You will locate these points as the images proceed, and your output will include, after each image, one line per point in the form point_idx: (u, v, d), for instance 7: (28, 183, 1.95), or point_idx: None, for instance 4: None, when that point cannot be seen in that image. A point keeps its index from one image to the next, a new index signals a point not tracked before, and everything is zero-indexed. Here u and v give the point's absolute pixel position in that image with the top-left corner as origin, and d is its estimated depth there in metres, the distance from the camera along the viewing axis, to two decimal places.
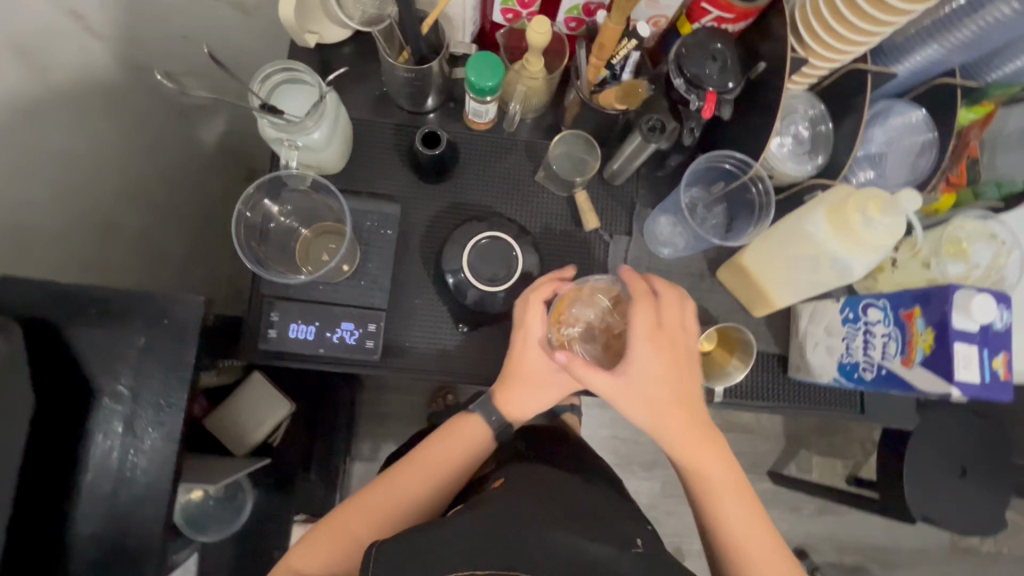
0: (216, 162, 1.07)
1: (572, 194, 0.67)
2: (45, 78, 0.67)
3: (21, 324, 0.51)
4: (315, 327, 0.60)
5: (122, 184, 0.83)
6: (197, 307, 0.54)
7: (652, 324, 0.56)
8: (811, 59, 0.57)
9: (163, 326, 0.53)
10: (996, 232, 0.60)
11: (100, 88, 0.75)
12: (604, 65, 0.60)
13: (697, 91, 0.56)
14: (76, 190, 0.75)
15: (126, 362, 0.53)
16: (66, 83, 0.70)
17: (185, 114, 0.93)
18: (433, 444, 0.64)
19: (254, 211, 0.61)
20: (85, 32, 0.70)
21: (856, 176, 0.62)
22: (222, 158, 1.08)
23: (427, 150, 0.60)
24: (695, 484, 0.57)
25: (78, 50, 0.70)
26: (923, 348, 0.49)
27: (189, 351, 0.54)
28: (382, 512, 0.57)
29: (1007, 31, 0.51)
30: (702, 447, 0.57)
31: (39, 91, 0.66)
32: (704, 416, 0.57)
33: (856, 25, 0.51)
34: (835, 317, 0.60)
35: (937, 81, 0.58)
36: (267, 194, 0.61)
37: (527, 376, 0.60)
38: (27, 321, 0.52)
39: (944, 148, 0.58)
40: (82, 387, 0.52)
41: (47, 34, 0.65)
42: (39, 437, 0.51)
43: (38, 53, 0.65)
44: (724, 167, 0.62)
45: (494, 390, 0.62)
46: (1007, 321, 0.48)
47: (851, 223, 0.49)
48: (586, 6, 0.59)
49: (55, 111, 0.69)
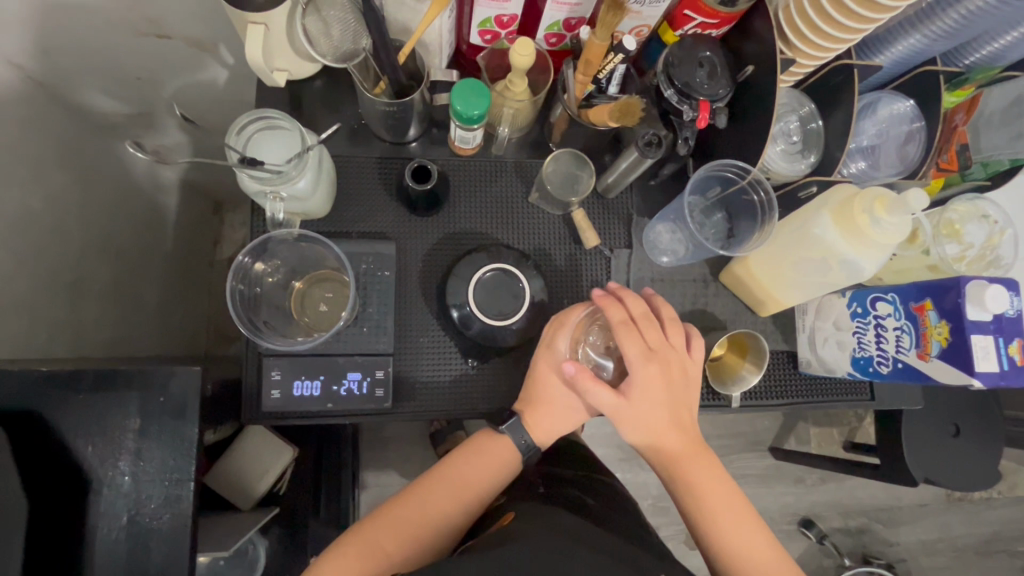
0: (183, 203, 1.02)
1: (568, 212, 0.65)
2: None
3: (2, 421, 0.47)
4: (320, 381, 0.57)
5: (87, 240, 0.78)
6: (193, 379, 0.51)
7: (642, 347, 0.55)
8: (799, 58, 0.56)
9: (159, 403, 0.50)
10: (988, 212, 0.61)
11: (53, 143, 0.70)
12: (591, 80, 0.58)
13: (689, 101, 0.55)
14: (39, 254, 0.70)
15: (124, 446, 0.49)
16: (15, 142, 0.65)
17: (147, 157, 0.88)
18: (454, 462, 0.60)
19: (245, 281, 0.59)
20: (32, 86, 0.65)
21: (849, 167, 0.62)
22: (189, 197, 1.03)
23: (418, 185, 0.58)
24: (685, 492, 0.56)
25: (25, 106, 0.65)
26: (939, 341, 0.49)
27: (191, 426, 0.50)
28: (405, 534, 0.53)
29: (986, 19, 0.52)
30: (694, 455, 0.57)
31: None
32: (694, 431, 0.58)
33: (841, 23, 0.51)
34: (843, 312, 0.60)
35: (920, 69, 0.58)
36: (254, 255, 0.59)
37: (547, 398, 0.59)
38: (8, 416, 0.48)
39: (932, 136, 0.58)
40: (78, 479, 0.49)
41: None
42: (37, 538, 0.48)
43: None
44: (725, 175, 0.60)
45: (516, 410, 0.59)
46: (1018, 307, 0.48)
47: (858, 224, 0.49)
48: (567, 22, 0.57)
49: (7, 173, 0.64)
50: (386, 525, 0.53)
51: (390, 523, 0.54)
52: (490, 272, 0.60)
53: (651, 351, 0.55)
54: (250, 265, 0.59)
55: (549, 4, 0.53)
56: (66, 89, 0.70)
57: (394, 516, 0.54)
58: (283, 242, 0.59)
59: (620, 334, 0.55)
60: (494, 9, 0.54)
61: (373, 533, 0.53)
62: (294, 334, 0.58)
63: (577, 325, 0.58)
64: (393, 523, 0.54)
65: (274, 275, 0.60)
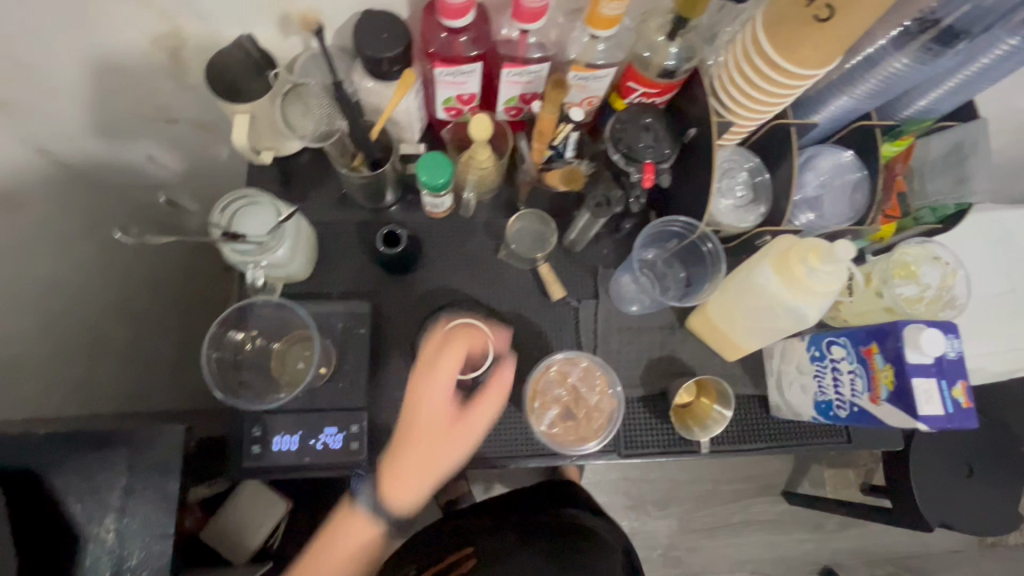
0: None
1: (536, 267, 0.69)
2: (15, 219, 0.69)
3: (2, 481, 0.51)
4: (298, 436, 0.60)
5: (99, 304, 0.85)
6: (177, 437, 0.54)
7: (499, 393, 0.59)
8: (738, 120, 0.60)
9: (143, 460, 0.53)
10: (938, 254, 0.64)
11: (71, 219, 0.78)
12: (547, 147, 0.63)
13: (636, 163, 0.59)
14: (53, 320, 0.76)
15: (111, 503, 0.52)
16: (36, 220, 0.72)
17: None
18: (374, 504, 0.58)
19: (223, 349, 0.63)
20: (54, 171, 0.73)
21: (797, 219, 0.65)
22: None
23: (389, 248, 0.62)
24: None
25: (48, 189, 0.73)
26: (886, 384, 0.51)
27: (173, 482, 0.53)
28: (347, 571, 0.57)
29: (906, 80, 0.55)
30: None
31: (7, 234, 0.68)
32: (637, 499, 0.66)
33: (768, 91, 0.55)
34: (804, 355, 0.62)
35: (856, 125, 0.62)
36: (232, 324, 0.63)
37: (415, 438, 0.57)
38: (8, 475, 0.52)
39: (875, 184, 0.61)
40: (67, 535, 0.52)
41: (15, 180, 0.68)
42: None
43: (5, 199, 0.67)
44: (672, 229, 0.66)
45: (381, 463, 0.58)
46: (959, 349, 0.49)
47: (795, 272, 0.51)
48: (522, 96, 0.62)
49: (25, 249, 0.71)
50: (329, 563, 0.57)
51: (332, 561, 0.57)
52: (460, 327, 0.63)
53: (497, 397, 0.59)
54: (225, 336, 0.62)
55: (503, 82, 0.59)
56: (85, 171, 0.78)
57: (334, 556, 0.57)
58: (261, 309, 0.62)
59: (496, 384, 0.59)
60: (452, 89, 0.60)
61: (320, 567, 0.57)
62: (275, 398, 0.62)
63: (532, 381, 0.63)
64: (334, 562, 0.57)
65: (251, 344, 0.64)
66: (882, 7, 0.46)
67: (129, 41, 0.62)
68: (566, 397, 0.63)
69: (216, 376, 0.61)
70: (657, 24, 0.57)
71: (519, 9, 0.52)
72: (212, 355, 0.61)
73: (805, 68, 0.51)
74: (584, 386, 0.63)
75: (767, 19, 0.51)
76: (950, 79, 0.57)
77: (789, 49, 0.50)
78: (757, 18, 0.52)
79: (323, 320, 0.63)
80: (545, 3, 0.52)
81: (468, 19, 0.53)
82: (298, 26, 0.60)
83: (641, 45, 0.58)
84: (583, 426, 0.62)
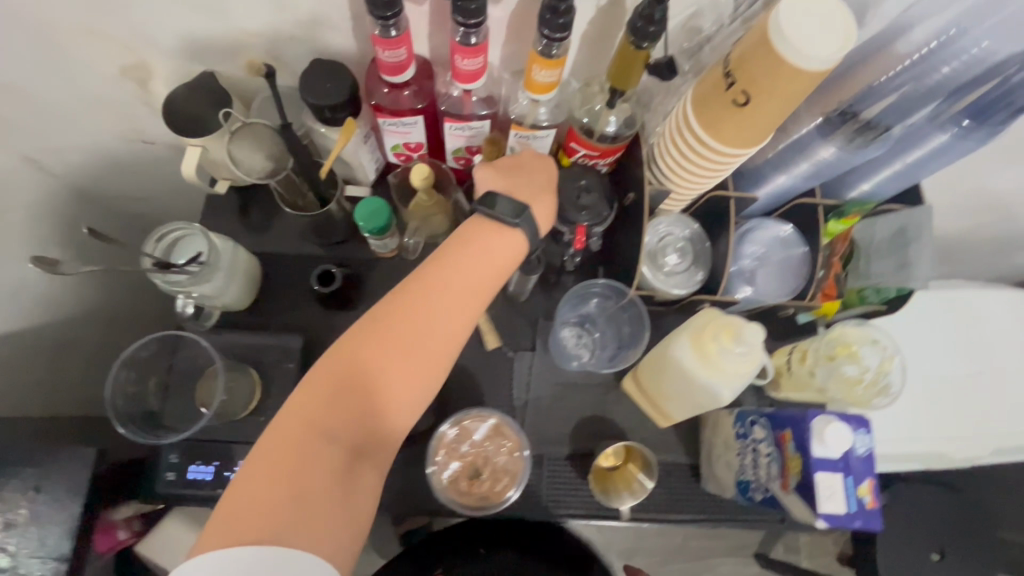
0: None
1: (474, 314, 0.69)
2: None
3: None
4: (213, 466, 0.61)
5: None
6: (85, 460, 0.55)
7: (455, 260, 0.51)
8: (676, 188, 0.60)
9: (50, 482, 0.54)
10: (877, 337, 0.63)
11: None
12: None
13: (569, 224, 0.60)
14: None
15: (13, 521, 0.53)
16: None
17: None
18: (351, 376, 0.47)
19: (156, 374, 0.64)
20: None
21: (735, 290, 0.64)
22: None
23: (325, 286, 0.65)
24: None
25: None
26: (795, 475, 0.50)
27: (75, 506, 0.54)
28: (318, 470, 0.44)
29: (843, 165, 0.55)
30: None
31: None
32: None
33: (702, 166, 0.55)
34: (730, 431, 0.59)
35: (797, 202, 0.62)
36: (166, 350, 0.63)
37: (375, 335, 0.48)
38: None
39: (814, 262, 0.61)
40: None
41: None
42: None
43: None
44: (593, 293, 0.68)
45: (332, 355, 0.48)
46: (868, 445, 0.49)
47: (709, 351, 0.51)
48: (469, 149, 0.63)
49: None
50: (285, 480, 0.42)
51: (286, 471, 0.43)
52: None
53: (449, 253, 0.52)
54: (142, 362, 0.62)
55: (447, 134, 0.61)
56: None
57: (275, 441, 0.44)
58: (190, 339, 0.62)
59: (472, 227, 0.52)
60: (397, 138, 0.61)
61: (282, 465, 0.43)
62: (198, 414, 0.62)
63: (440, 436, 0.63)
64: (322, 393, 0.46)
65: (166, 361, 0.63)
66: (796, 101, 0.45)
67: None
68: (472, 454, 0.63)
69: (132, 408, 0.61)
70: (598, 92, 0.58)
71: (456, 71, 0.53)
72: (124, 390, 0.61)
73: (732, 147, 0.51)
74: (491, 445, 0.63)
75: (694, 99, 0.51)
76: (894, 163, 0.57)
77: (713, 129, 0.50)
78: (687, 96, 0.52)
79: (254, 353, 0.63)
80: (479, 68, 0.53)
81: (406, 76, 0.54)
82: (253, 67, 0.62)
83: (581, 110, 0.59)
84: (488, 484, 0.62)
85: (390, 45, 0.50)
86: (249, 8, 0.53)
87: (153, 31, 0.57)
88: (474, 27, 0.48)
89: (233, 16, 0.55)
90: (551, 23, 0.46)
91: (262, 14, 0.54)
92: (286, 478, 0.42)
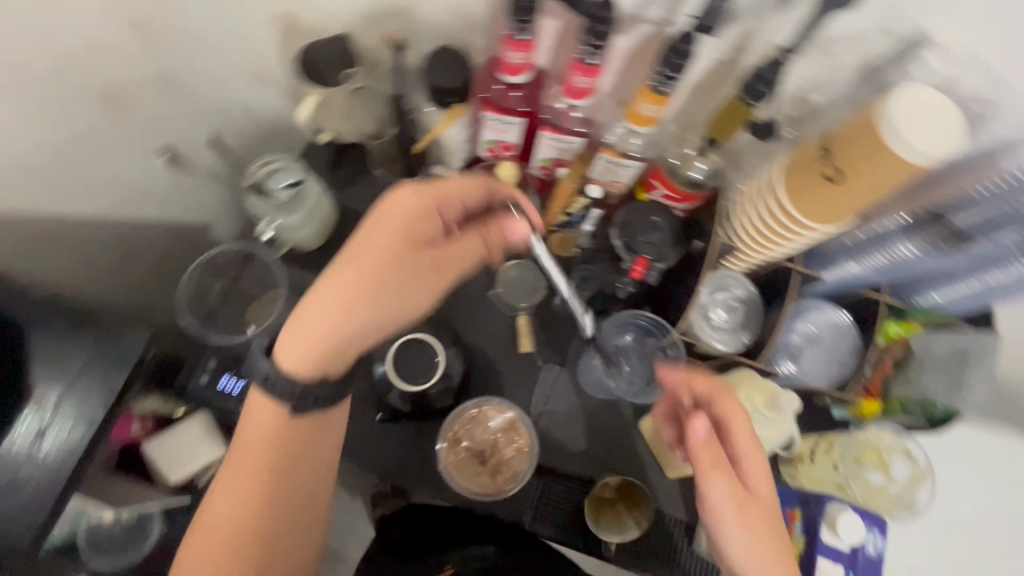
0: None
1: (516, 315, 0.71)
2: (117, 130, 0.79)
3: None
4: (243, 382, 0.64)
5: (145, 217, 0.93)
6: (142, 341, 0.60)
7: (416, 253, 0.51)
8: (744, 249, 0.61)
9: (106, 352, 0.59)
10: (911, 450, 0.63)
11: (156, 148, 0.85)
12: (562, 212, 0.68)
13: (633, 254, 0.62)
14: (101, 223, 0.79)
15: (62, 376, 0.58)
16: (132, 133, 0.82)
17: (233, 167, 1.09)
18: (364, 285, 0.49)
19: (221, 276, 0.68)
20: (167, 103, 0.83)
21: (777, 364, 0.63)
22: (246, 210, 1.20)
23: None
24: None
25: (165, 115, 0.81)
26: (799, 554, 0.53)
27: (118, 379, 0.59)
28: (383, 287, 0.49)
29: (913, 267, 0.56)
30: None
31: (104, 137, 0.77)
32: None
33: (778, 232, 0.55)
34: None
35: (863, 293, 0.61)
36: (235, 258, 0.68)
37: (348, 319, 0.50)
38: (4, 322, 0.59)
39: (865, 358, 0.61)
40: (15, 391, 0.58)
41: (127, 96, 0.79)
42: None
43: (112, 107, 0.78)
44: (639, 322, 0.66)
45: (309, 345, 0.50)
46: (878, 546, 0.52)
47: (746, 411, 0.58)
48: (556, 161, 0.66)
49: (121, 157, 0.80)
50: (355, 301, 0.49)
51: (354, 295, 0.48)
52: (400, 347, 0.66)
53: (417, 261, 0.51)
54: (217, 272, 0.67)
55: (541, 143, 0.64)
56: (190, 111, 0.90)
57: (292, 374, 0.50)
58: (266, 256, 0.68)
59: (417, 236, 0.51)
60: (495, 134, 0.65)
61: (315, 304, 0.49)
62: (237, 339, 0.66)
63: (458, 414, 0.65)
64: (344, 290, 0.49)
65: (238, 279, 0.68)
66: (891, 188, 0.46)
67: None
68: (486, 442, 0.65)
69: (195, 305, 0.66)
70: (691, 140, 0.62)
71: (568, 86, 0.57)
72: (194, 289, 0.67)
73: (812, 221, 0.52)
74: (503, 437, 0.65)
75: (788, 165, 0.52)
76: (974, 281, 0.55)
77: (799, 198, 0.51)
78: (780, 162, 0.54)
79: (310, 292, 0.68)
80: (591, 87, 0.57)
81: (522, 79, 0.58)
82: None
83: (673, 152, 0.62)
84: (487, 472, 0.64)
85: (518, 46, 0.54)
86: None
87: None
88: (598, 49, 0.51)
89: None
90: (670, 64, 0.50)
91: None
92: (351, 304, 0.49)
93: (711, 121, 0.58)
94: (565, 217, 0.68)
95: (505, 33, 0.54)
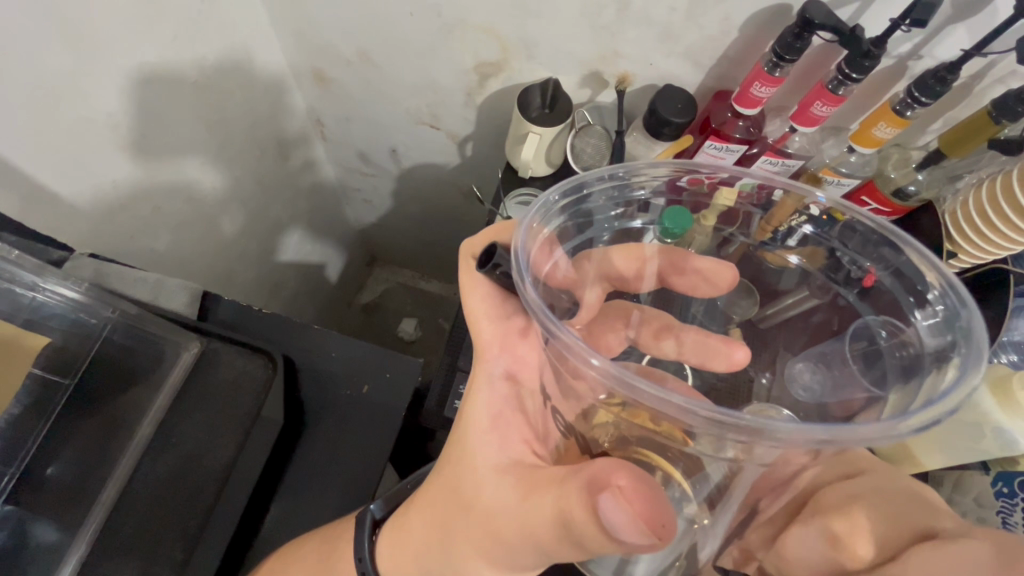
0: (303, 247, 1.22)
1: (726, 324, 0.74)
2: (208, 133, 0.81)
3: (284, 361, 0.63)
4: None
5: (224, 209, 0.91)
6: (416, 366, 0.64)
7: (452, 491, 0.47)
8: (960, 254, 0.63)
9: (385, 379, 0.63)
10: None
11: (230, 174, 0.89)
12: (770, 228, 0.57)
13: (860, 265, 0.54)
14: (179, 229, 0.82)
15: (342, 404, 0.62)
16: (222, 134, 0.84)
17: (283, 169, 1.03)
18: (634, 511, 0.35)
19: (549, 205, 0.46)
20: (234, 134, 0.87)
21: (1000, 357, 0.61)
22: (307, 225, 1.20)
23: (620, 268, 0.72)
24: None
25: (220, 148, 0.85)
26: None
27: (399, 403, 0.62)
28: (434, 566, 0.47)
29: None
30: None
31: (196, 145, 0.79)
32: None
33: (984, 232, 0.59)
34: (986, 488, 0.59)
35: None
36: (557, 194, 0.47)
37: (430, 514, 0.48)
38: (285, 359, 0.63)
39: None
40: (290, 437, 0.60)
41: (219, 111, 0.81)
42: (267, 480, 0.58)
43: (212, 111, 0.80)
44: None
45: (394, 544, 0.49)
46: None
47: (1017, 398, 0.52)
48: None
49: (190, 173, 0.81)
50: (537, 486, 0.42)
51: (541, 477, 0.42)
52: (847, 447, 0.31)
53: (497, 509, 0.43)
54: (564, 196, 0.48)
55: (756, 168, 0.71)
56: (250, 145, 0.91)
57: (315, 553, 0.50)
58: (556, 204, 0.47)
59: (512, 522, 0.42)
60: (708, 161, 0.72)
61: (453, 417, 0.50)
62: (572, 376, 0.40)
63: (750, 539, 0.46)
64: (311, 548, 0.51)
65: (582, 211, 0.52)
66: None
67: (461, 61, 0.80)
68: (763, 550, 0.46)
69: (526, 256, 0.42)
70: (896, 155, 0.68)
71: (804, 113, 0.63)
72: (557, 251, 0.50)
73: None
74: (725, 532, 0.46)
75: (1016, 173, 0.56)
76: None
77: (1015, 198, 0.55)
78: (1008, 169, 0.58)
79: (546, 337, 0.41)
80: (825, 115, 0.63)
81: (755, 110, 0.65)
82: (596, 83, 0.76)
83: (889, 166, 0.67)
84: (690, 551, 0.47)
85: (768, 81, 0.60)
86: (639, 37, 0.66)
87: (541, 36, 0.71)
88: (853, 81, 0.57)
89: (619, 38, 0.67)
90: (927, 90, 0.56)
91: (646, 47, 0.67)
92: (531, 491, 0.42)
93: (944, 135, 0.62)
94: (769, 234, 0.58)
95: (757, 69, 0.60)
